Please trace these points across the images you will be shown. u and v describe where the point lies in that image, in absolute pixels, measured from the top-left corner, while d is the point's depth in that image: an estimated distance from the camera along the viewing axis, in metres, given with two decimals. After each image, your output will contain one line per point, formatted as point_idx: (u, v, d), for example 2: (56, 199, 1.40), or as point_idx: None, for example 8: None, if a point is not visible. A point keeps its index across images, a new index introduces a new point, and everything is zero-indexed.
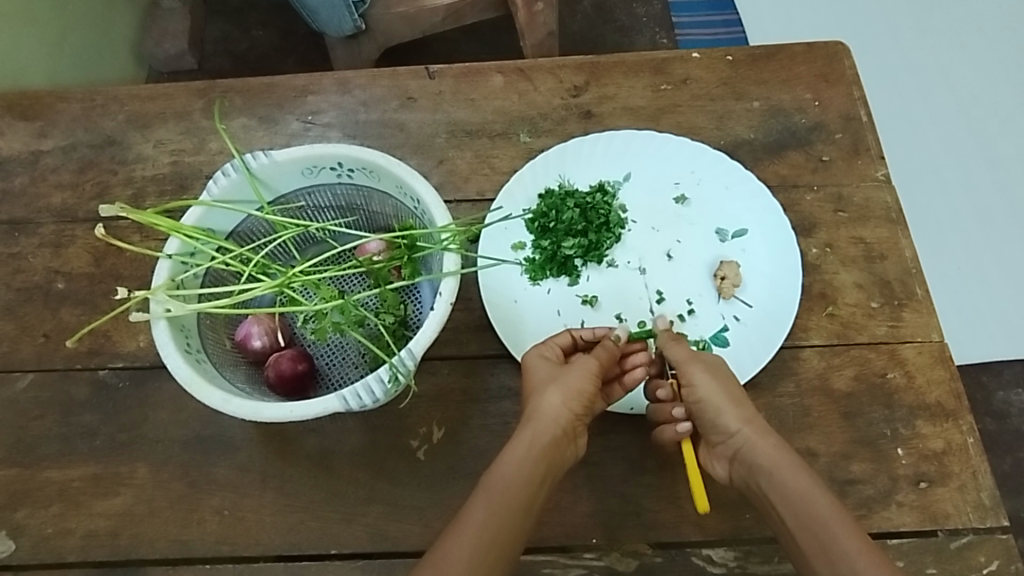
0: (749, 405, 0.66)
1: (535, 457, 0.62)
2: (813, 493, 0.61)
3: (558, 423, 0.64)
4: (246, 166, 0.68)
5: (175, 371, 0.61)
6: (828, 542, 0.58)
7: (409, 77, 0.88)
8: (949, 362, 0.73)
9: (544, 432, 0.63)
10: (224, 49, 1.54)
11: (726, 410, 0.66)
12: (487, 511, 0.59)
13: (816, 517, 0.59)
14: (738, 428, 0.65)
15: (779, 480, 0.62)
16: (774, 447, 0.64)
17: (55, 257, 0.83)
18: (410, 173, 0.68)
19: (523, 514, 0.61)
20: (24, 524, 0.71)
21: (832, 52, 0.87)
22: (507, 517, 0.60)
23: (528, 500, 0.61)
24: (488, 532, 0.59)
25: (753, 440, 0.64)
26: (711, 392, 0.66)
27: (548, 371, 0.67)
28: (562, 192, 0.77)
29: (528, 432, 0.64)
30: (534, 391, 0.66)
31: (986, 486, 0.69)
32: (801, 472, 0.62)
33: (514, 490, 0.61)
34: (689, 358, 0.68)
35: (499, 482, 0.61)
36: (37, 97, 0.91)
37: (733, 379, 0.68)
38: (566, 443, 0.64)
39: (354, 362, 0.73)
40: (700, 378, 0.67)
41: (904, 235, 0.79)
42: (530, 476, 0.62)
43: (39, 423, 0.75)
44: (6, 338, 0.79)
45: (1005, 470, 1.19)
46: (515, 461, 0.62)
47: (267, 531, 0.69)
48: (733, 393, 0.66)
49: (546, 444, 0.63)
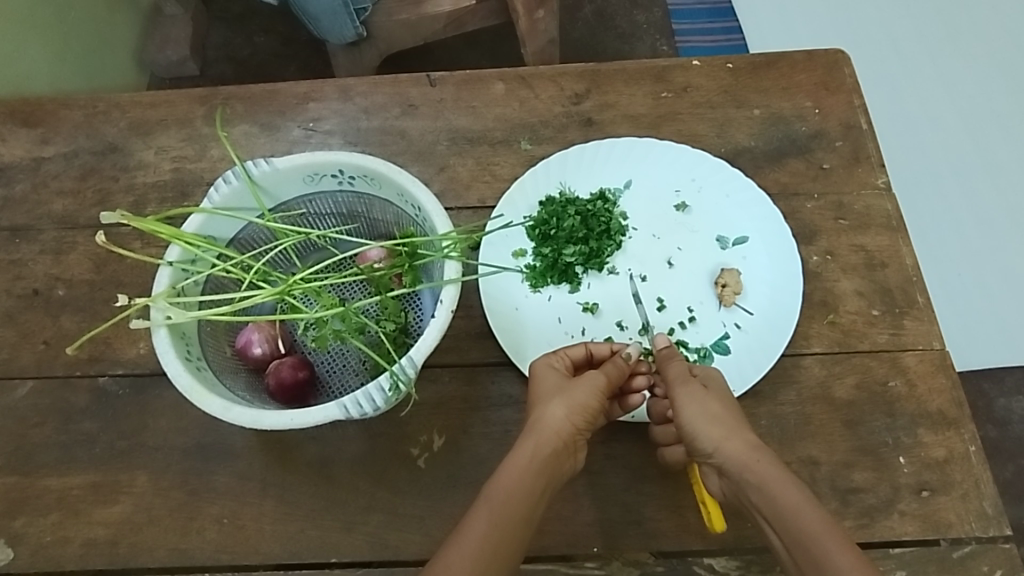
0: (730, 422, 0.64)
1: (536, 467, 0.62)
2: (804, 507, 0.58)
3: (560, 435, 0.63)
4: (247, 173, 0.68)
5: (175, 379, 0.61)
6: (820, 556, 0.55)
7: (410, 85, 0.88)
8: (949, 371, 0.73)
9: (548, 443, 0.63)
10: (226, 56, 1.55)
11: (702, 429, 0.64)
12: (486, 522, 0.58)
13: (806, 532, 0.56)
14: (715, 445, 0.63)
15: (768, 494, 0.59)
16: (760, 462, 0.61)
17: (56, 264, 0.83)
18: (412, 180, 0.68)
19: (523, 524, 0.60)
20: (23, 532, 0.71)
21: (832, 60, 0.87)
22: (508, 529, 0.59)
23: (528, 510, 0.60)
24: (485, 540, 0.57)
25: (735, 457, 0.62)
26: (688, 411, 0.65)
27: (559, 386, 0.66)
28: (563, 199, 0.78)
29: (529, 442, 0.63)
30: (542, 407, 0.65)
31: (989, 495, 0.68)
32: (791, 488, 0.59)
33: (518, 501, 0.60)
34: (679, 377, 0.67)
35: (501, 494, 0.60)
36: (39, 103, 0.91)
37: (710, 394, 0.66)
38: (566, 457, 0.64)
39: (355, 369, 0.73)
40: (681, 399, 0.66)
41: (904, 242, 0.79)
42: (532, 487, 0.61)
43: (39, 430, 0.75)
44: (7, 345, 0.79)
45: (1007, 477, 1.18)
46: (518, 473, 0.61)
47: (266, 540, 0.69)
48: (714, 412, 0.64)
49: (548, 454, 0.63)
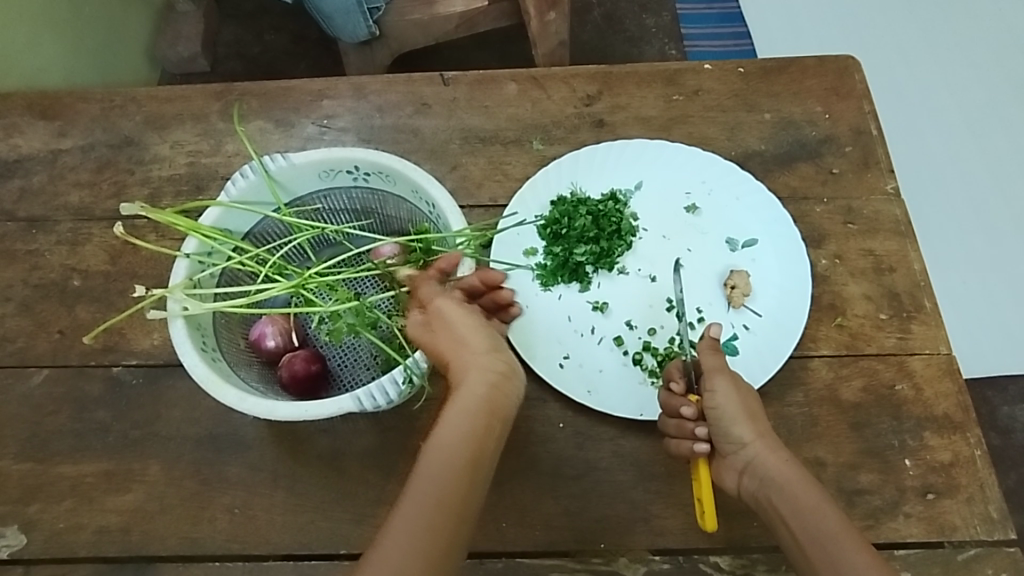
0: (765, 421, 0.66)
1: (472, 411, 0.59)
2: (824, 508, 0.59)
3: (487, 371, 0.62)
4: (265, 168, 0.69)
5: (191, 369, 0.62)
6: (837, 556, 0.56)
7: (424, 84, 0.89)
8: (956, 375, 0.73)
9: (480, 385, 0.61)
10: (238, 53, 1.56)
11: (740, 421, 0.65)
12: (425, 476, 0.56)
13: (826, 531, 0.58)
14: (750, 438, 0.64)
15: (790, 493, 0.61)
16: (788, 463, 0.63)
17: (71, 255, 0.84)
18: (426, 177, 0.69)
19: (470, 467, 0.57)
20: (36, 518, 0.72)
21: (843, 66, 0.88)
22: (450, 476, 0.56)
23: (471, 454, 0.57)
24: (429, 497, 0.55)
25: (765, 455, 0.64)
26: (729, 402, 0.65)
27: (428, 327, 0.64)
28: (574, 199, 0.79)
29: (460, 392, 0.60)
30: (452, 353, 0.62)
31: (994, 499, 0.69)
32: (813, 490, 0.61)
33: (457, 445, 0.57)
34: (718, 368, 0.67)
35: (440, 444, 0.57)
36: (57, 96, 0.92)
37: (744, 389, 0.67)
38: (508, 381, 0.62)
39: (367, 363, 0.73)
40: (721, 387, 0.66)
41: (913, 247, 0.79)
42: (471, 428, 0.58)
43: (53, 418, 0.76)
44: (23, 334, 0.80)
45: (1010, 485, 1.18)
46: (454, 416, 0.59)
47: (277, 530, 0.70)
48: (750, 406, 0.66)
49: (483, 391, 0.60)
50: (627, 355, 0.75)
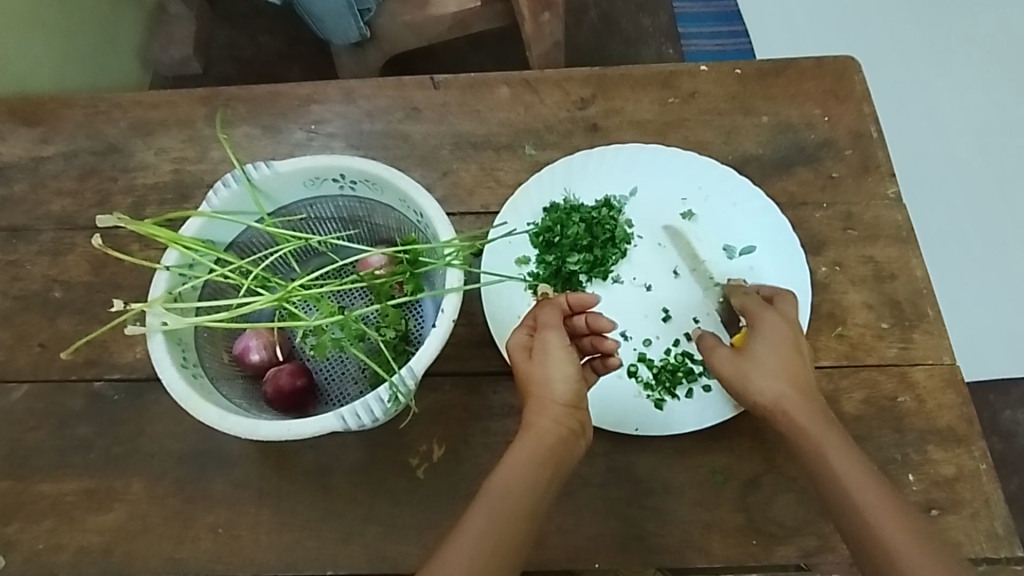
0: (792, 370, 0.64)
1: (538, 460, 0.59)
2: (851, 476, 0.59)
3: (561, 424, 0.61)
4: (248, 177, 0.68)
5: (171, 387, 0.60)
6: (866, 525, 0.57)
7: (414, 88, 0.87)
8: (960, 386, 0.72)
9: (550, 436, 0.60)
10: (231, 55, 1.54)
11: (754, 376, 0.64)
12: (485, 517, 0.56)
13: (853, 499, 0.58)
14: (767, 397, 0.64)
15: (815, 457, 0.61)
16: (811, 417, 0.63)
17: (53, 266, 0.82)
18: (414, 186, 0.67)
19: (530, 516, 0.57)
20: (15, 539, 0.70)
21: (842, 68, 0.86)
22: (508, 521, 0.56)
23: (533, 501, 0.57)
24: (487, 536, 0.55)
25: (788, 413, 0.63)
26: (731, 368, 0.65)
27: (528, 357, 0.63)
28: (568, 206, 0.77)
29: (528, 438, 0.60)
30: (538, 391, 0.62)
31: (1000, 514, 0.67)
32: (844, 456, 0.60)
33: (519, 491, 0.57)
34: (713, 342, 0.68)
35: (501, 488, 0.57)
36: (40, 102, 0.90)
37: (797, 352, 0.66)
38: (575, 441, 0.61)
39: (354, 377, 0.71)
40: (721, 358, 0.66)
41: (914, 255, 0.77)
42: (535, 478, 0.58)
43: (34, 435, 0.74)
44: (3, 347, 0.78)
45: (1012, 491, 1.16)
46: (518, 462, 0.58)
47: (262, 550, 0.68)
48: (767, 361, 0.65)
49: (551, 442, 0.60)
50: (622, 366, 0.73)
